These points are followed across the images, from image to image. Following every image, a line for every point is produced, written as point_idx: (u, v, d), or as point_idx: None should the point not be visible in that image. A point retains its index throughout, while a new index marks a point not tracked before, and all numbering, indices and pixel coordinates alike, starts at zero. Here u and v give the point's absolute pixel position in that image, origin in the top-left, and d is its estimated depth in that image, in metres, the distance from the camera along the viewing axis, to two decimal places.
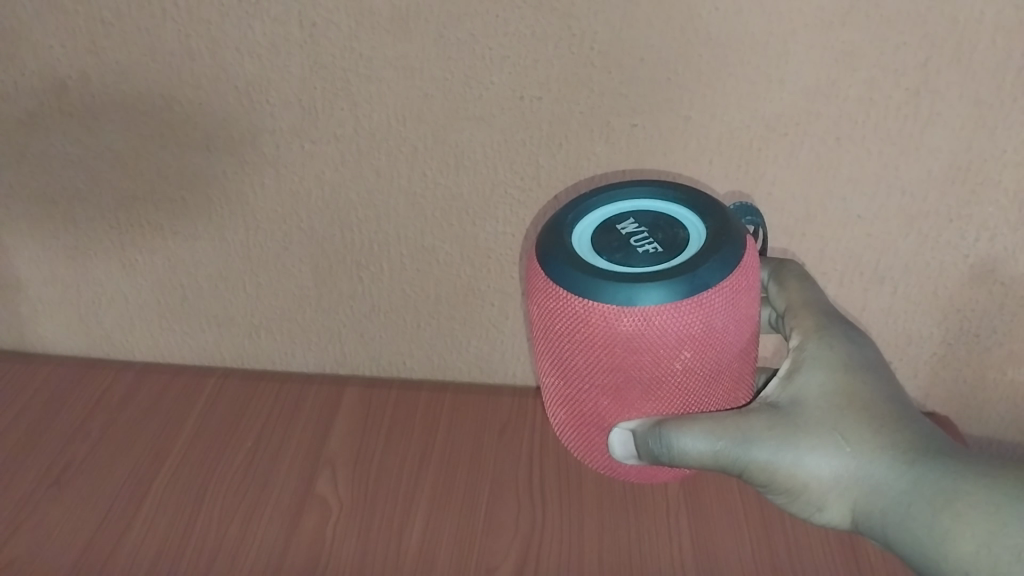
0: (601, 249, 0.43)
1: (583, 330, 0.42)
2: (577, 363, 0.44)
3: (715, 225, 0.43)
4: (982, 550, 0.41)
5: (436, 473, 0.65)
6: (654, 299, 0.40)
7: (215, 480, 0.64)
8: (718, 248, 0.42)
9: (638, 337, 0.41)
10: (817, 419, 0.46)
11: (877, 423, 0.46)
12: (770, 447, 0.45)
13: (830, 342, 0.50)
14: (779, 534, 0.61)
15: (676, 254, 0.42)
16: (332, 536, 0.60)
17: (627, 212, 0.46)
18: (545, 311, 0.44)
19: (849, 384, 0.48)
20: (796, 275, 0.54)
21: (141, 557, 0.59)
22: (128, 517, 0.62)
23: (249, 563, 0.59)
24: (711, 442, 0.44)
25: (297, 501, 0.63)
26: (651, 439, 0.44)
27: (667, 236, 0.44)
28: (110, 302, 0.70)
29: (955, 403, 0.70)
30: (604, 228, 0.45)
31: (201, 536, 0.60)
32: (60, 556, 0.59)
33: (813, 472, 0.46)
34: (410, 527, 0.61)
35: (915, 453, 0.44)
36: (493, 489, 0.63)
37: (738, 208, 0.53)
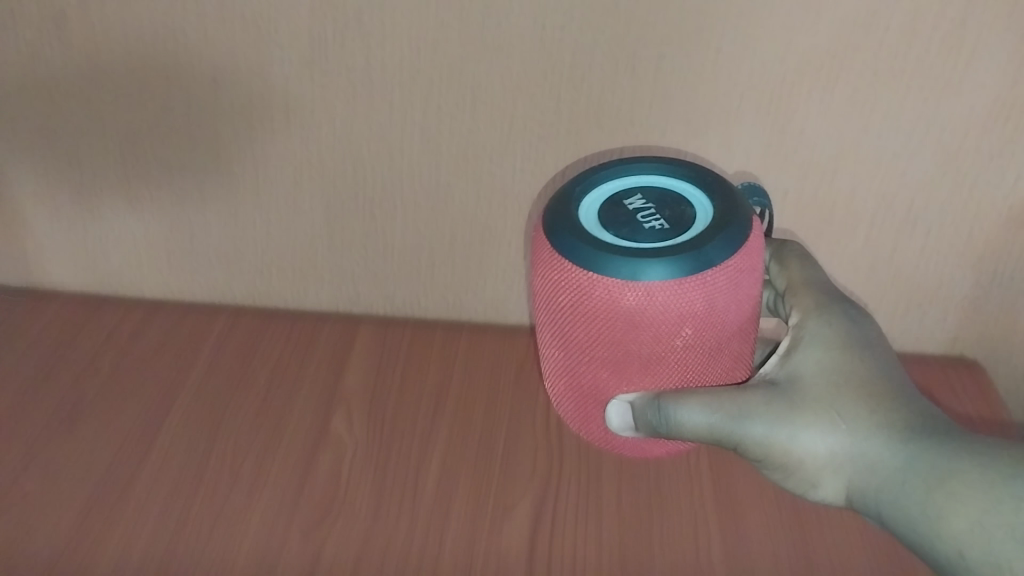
0: (608, 225, 0.45)
1: (587, 303, 0.45)
2: (576, 335, 0.48)
3: (718, 205, 0.46)
4: (975, 529, 0.40)
5: (450, 413, 0.64)
6: (658, 275, 0.42)
7: (228, 415, 0.63)
8: (725, 229, 0.44)
9: (640, 312, 0.44)
10: (814, 397, 0.46)
11: (876, 401, 0.46)
12: (766, 422, 0.46)
13: (831, 320, 0.50)
14: None
15: (681, 230, 0.45)
16: (348, 474, 0.60)
17: (633, 185, 0.48)
18: (548, 285, 0.47)
19: (849, 365, 0.47)
20: (797, 256, 0.55)
21: (157, 491, 0.58)
22: (142, 451, 0.60)
23: (266, 500, 0.58)
24: (707, 415, 0.46)
25: (312, 439, 0.62)
26: (650, 410, 0.47)
27: (673, 213, 0.46)
28: (118, 237, 0.68)
29: (985, 347, 0.68)
30: (612, 202, 0.47)
31: (216, 472, 0.60)
32: (74, 490, 0.58)
33: (806, 448, 0.46)
34: (427, 466, 0.60)
35: (912, 434, 0.44)
36: (510, 429, 0.63)
37: (747, 188, 0.57)
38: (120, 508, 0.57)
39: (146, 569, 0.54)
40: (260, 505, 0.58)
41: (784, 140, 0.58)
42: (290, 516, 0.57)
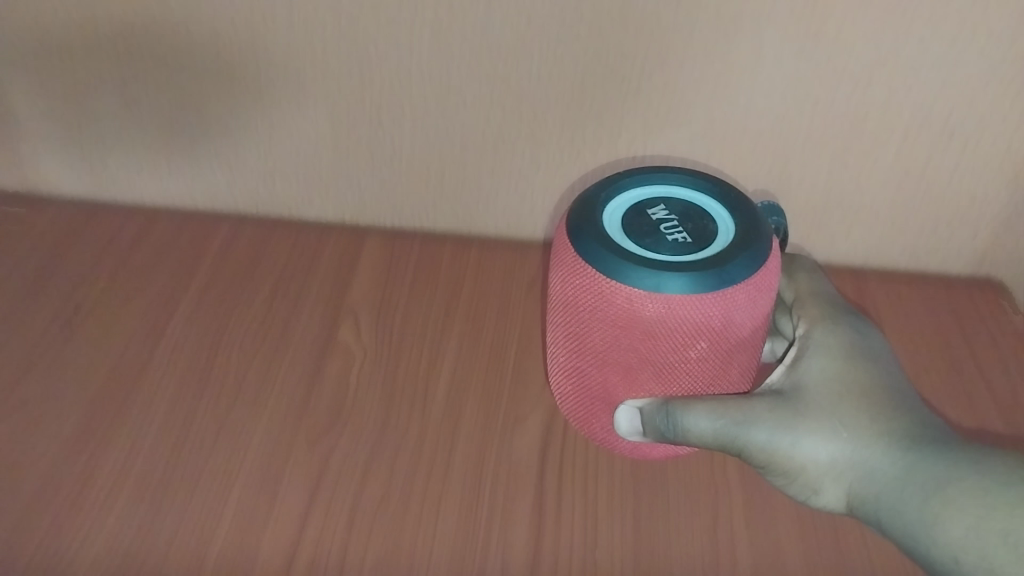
0: (633, 234, 0.44)
1: (605, 309, 0.43)
2: (592, 339, 0.46)
3: (739, 220, 0.44)
4: (969, 535, 0.39)
5: (460, 325, 0.62)
6: (679, 288, 0.41)
7: (232, 323, 0.62)
8: (743, 246, 0.43)
9: (659, 322, 0.42)
10: (817, 405, 0.45)
11: (880, 410, 0.44)
12: (770, 428, 0.44)
13: (836, 329, 0.49)
14: None
15: (703, 243, 0.43)
16: (355, 383, 0.58)
17: (657, 195, 0.46)
18: (570, 291, 0.45)
19: (853, 373, 0.46)
20: (804, 271, 0.53)
21: (159, 399, 0.57)
22: (145, 357, 0.59)
23: (270, 408, 0.57)
24: (713, 421, 0.44)
25: (319, 348, 0.60)
26: (658, 416, 0.45)
27: (697, 227, 0.44)
28: (114, 141, 0.66)
29: (1015, 268, 0.65)
30: (637, 213, 0.45)
31: (219, 381, 0.58)
32: (75, 396, 0.57)
33: (806, 455, 0.44)
34: (436, 378, 0.59)
35: (915, 443, 0.43)
36: (521, 344, 0.61)
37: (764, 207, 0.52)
38: (122, 415, 0.56)
39: (151, 478, 0.53)
40: (265, 416, 0.56)
41: (818, 45, 0.54)
42: (294, 426, 0.56)
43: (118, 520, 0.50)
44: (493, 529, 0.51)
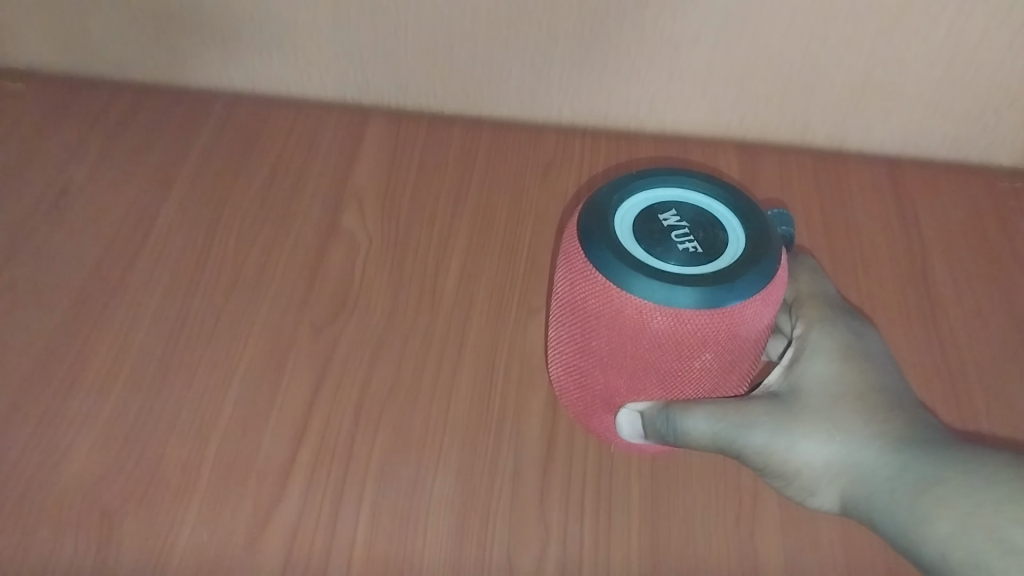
0: (641, 241, 0.38)
1: (613, 316, 0.37)
2: (590, 342, 0.40)
3: (756, 229, 0.38)
4: (956, 533, 0.34)
5: (470, 211, 0.59)
6: (688, 303, 0.36)
7: (231, 205, 0.59)
8: (758, 262, 0.37)
9: (669, 334, 0.37)
10: (812, 405, 0.39)
11: (882, 407, 0.39)
12: (766, 431, 0.39)
13: (837, 328, 0.43)
14: (850, 292, 0.54)
15: (717, 256, 0.37)
16: (361, 269, 0.55)
17: (666, 195, 0.40)
18: (571, 287, 0.40)
19: (853, 370, 0.40)
20: (806, 270, 0.47)
21: (155, 283, 0.54)
22: (140, 238, 0.56)
23: (272, 292, 0.54)
24: (713, 423, 0.39)
25: (322, 231, 0.57)
26: (660, 418, 0.40)
27: (712, 239, 0.38)
28: (96, 10, 0.61)
29: None
30: (644, 216, 0.39)
31: (217, 264, 0.55)
32: (67, 278, 0.54)
33: (799, 457, 0.39)
34: (446, 265, 0.56)
35: (917, 442, 0.37)
36: (536, 230, 0.58)
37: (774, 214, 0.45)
38: (115, 300, 0.53)
39: (147, 366, 0.50)
40: (265, 303, 0.54)
41: None
42: (297, 314, 0.53)
43: (114, 411, 0.49)
44: (504, 428, 0.49)
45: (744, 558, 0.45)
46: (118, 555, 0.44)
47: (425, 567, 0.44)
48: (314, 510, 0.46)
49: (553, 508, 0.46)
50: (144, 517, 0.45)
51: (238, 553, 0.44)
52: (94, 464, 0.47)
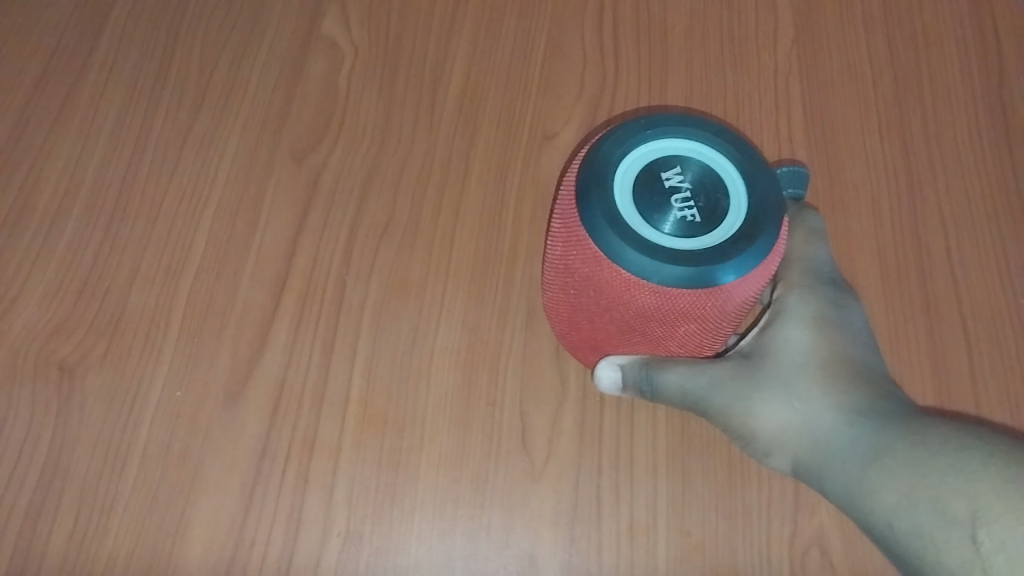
0: (633, 202, 0.31)
1: (597, 284, 0.32)
2: (575, 301, 0.35)
3: (764, 197, 0.32)
4: (903, 504, 0.28)
5: (474, 13, 0.50)
6: (675, 280, 0.30)
7: (194, 6, 0.50)
8: (759, 239, 0.31)
9: (655, 308, 0.31)
10: (774, 369, 0.33)
11: (856, 375, 0.33)
12: (731, 391, 0.34)
13: (817, 292, 0.35)
14: (913, 114, 0.47)
15: (715, 229, 0.31)
16: (347, 84, 0.48)
17: (668, 141, 0.33)
18: (560, 242, 0.34)
19: (834, 331, 0.34)
20: (809, 229, 0.38)
21: (107, 103, 0.47)
22: (87, 46, 0.48)
23: (244, 112, 0.47)
24: (673, 380, 0.35)
25: (302, 38, 0.49)
26: (631, 371, 0.36)
27: (712, 203, 0.32)
28: None
29: None
30: (640, 168, 0.32)
31: (180, 80, 0.47)
32: (4, 95, 0.46)
33: (758, 420, 0.33)
34: (447, 79, 0.48)
35: (882, 412, 0.31)
36: (551, 36, 0.50)
37: (785, 172, 0.39)
38: (62, 123, 0.46)
39: (104, 197, 0.44)
40: (237, 125, 0.46)
41: None
42: (273, 139, 0.46)
43: (69, 249, 0.43)
44: (516, 268, 0.43)
45: None
46: (82, 415, 0.39)
47: (428, 428, 0.39)
48: (302, 362, 0.40)
49: (570, 358, 0.41)
50: (110, 370, 0.40)
51: (216, 411, 0.39)
52: (51, 310, 0.41)
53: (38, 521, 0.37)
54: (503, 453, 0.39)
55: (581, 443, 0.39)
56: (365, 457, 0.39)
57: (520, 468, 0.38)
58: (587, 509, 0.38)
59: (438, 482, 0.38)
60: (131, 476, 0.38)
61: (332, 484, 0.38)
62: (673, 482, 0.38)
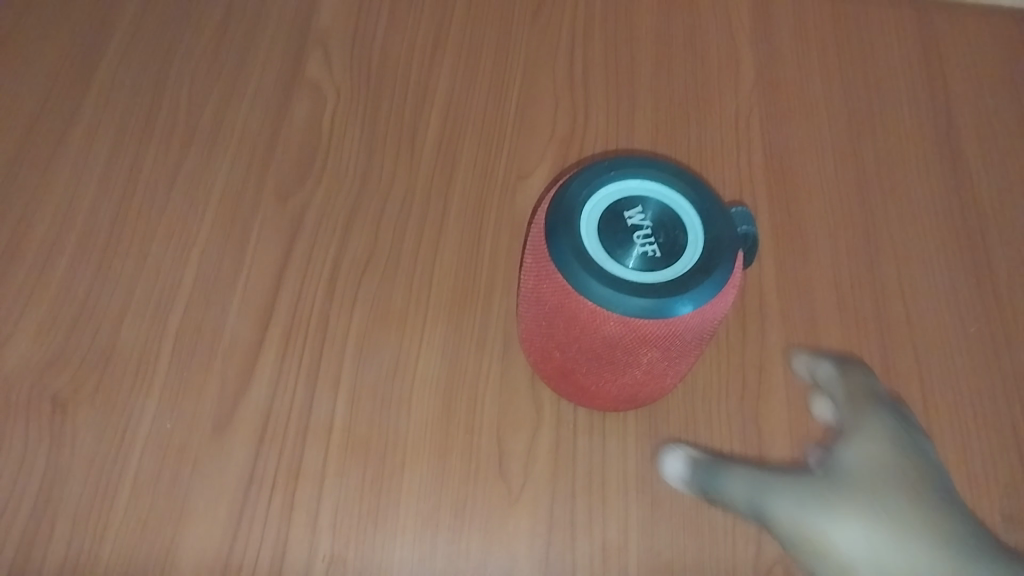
0: (598, 239, 0.34)
1: (566, 314, 0.35)
2: (547, 332, 0.37)
3: (718, 234, 0.34)
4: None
5: (450, 57, 0.53)
6: (637, 310, 0.32)
7: (182, 51, 0.52)
8: (715, 273, 0.33)
9: (620, 336, 0.34)
10: (851, 494, 0.37)
11: (925, 503, 0.37)
12: (802, 511, 0.37)
13: (885, 429, 0.39)
14: (868, 153, 0.50)
15: (673, 264, 0.33)
16: (329, 126, 0.50)
17: (630, 182, 0.35)
18: (532, 276, 0.36)
19: (903, 452, 0.38)
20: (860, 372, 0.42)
21: (97, 145, 0.48)
22: (77, 91, 0.50)
23: (230, 154, 0.49)
24: (744, 496, 0.38)
25: (285, 82, 0.51)
26: (702, 484, 0.40)
27: (671, 239, 0.34)
28: None
29: None
30: (604, 207, 0.34)
31: (167, 123, 0.49)
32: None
33: (832, 543, 0.36)
34: (424, 121, 0.50)
35: (958, 554, 0.36)
36: (525, 78, 0.52)
37: (736, 211, 0.36)
38: (54, 165, 0.47)
39: (95, 237, 0.46)
40: (224, 165, 0.48)
41: None
42: (259, 179, 0.48)
43: (61, 286, 0.44)
44: (493, 300, 0.45)
45: (748, 428, 0.41)
46: (74, 446, 0.40)
47: (409, 455, 0.41)
48: (287, 392, 0.42)
49: (544, 387, 0.43)
50: (101, 402, 0.41)
51: (205, 441, 0.41)
52: (43, 345, 0.42)
53: (32, 549, 0.38)
54: (481, 478, 0.40)
55: (555, 468, 0.41)
56: (348, 484, 0.40)
57: (498, 493, 0.40)
58: (562, 533, 0.39)
59: (419, 507, 0.40)
60: (122, 504, 0.39)
61: (317, 510, 0.40)
62: (643, 503, 0.40)
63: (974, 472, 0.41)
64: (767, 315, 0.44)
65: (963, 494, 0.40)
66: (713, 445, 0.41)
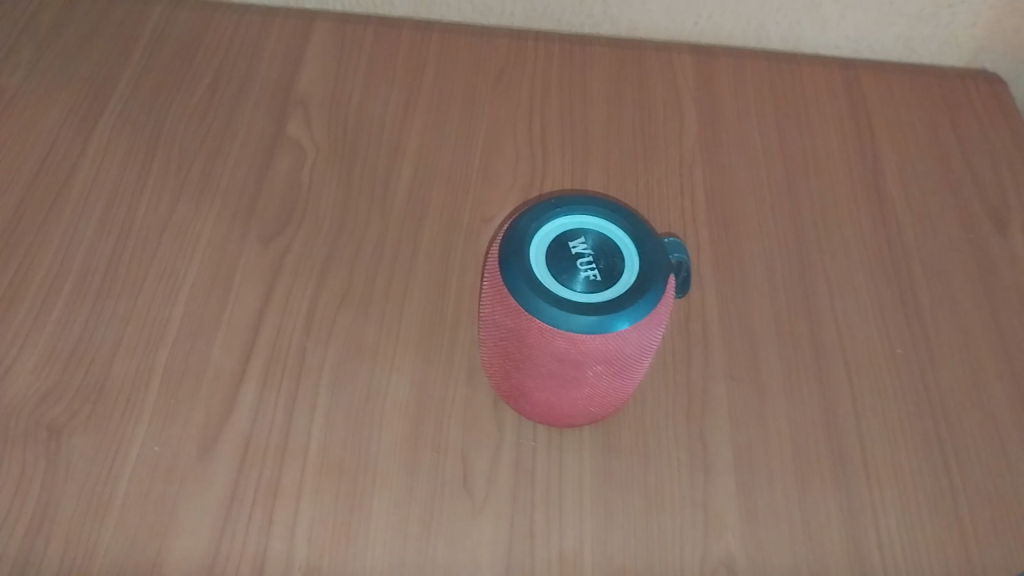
0: (546, 266, 0.37)
1: (520, 332, 0.38)
2: (505, 353, 0.41)
3: (652, 259, 0.38)
4: None
5: (421, 115, 0.57)
6: (580, 327, 0.36)
7: (173, 114, 0.56)
8: (649, 292, 0.37)
9: (567, 351, 0.38)
10: None
11: None
12: None
13: None
14: (803, 196, 0.54)
15: (613, 286, 0.37)
16: (308, 179, 0.54)
17: (575, 217, 0.39)
18: (490, 301, 0.40)
19: None
20: None
21: (94, 197, 0.52)
22: (76, 149, 0.54)
23: (217, 204, 0.53)
24: None
25: (269, 140, 0.56)
26: None
27: (611, 265, 0.38)
28: None
29: (1012, 54, 0.61)
30: (552, 239, 0.38)
31: (159, 178, 0.54)
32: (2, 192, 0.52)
33: None
34: (396, 173, 0.55)
35: None
36: (488, 134, 0.57)
37: (669, 241, 0.40)
38: (55, 216, 0.51)
39: (90, 280, 0.49)
40: (210, 215, 0.52)
41: None
42: (243, 227, 0.52)
43: (58, 325, 0.47)
44: (459, 332, 0.49)
45: (693, 444, 0.45)
46: (68, 468, 0.43)
47: (381, 473, 0.44)
48: (267, 417, 0.45)
49: (506, 408, 0.46)
50: (94, 429, 0.44)
51: (190, 464, 0.44)
52: (40, 377, 0.46)
53: (26, 565, 0.40)
54: (448, 493, 0.43)
55: (516, 482, 0.44)
56: (323, 499, 0.43)
57: (463, 506, 0.43)
58: (523, 541, 0.42)
59: (391, 520, 0.42)
60: (113, 521, 0.42)
61: (293, 524, 0.42)
62: (598, 514, 0.43)
63: (902, 479, 0.44)
64: (710, 342, 0.48)
65: (894, 505, 0.43)
66: (662, 461, 0.44)
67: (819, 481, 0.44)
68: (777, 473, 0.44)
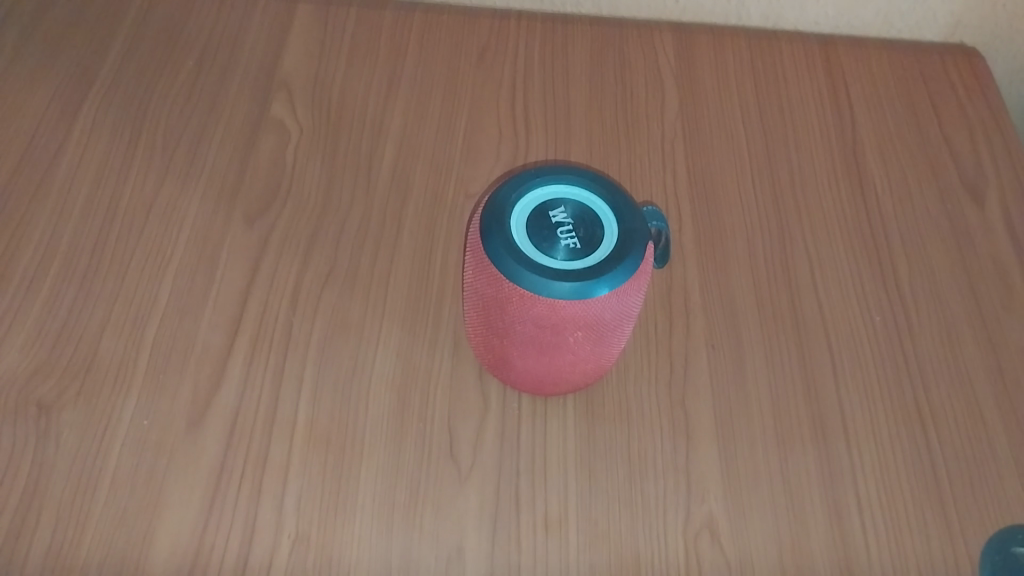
0: (526, 235, 0.38)
1: (502, 300, 0.39)
2: (487, 321, 0.41)
3: (630, 227, 0.39)
4: None
5: (404, 95, 0.58)
6: (560, 293, 0.37)
7: (157, 97, 0.57)
8: (628, 259, 0.38)
9: (548, 317, 0.38)
10: None
11: None
12: None
13: None
14: (782, 169, 0.55)
15: (592, 253, 0.38)
16: (293, 159, 0.55)
17: (554, 187, 0.40)
18: (472, 270, 0.40)
19: None
20: None
21: (80, 180, 0.53)
22: (61, 133, 0.54)
23: (203, 184, 0.53)
24: None
25: (253, 121, 0.56)
26: None
27: (590, 233, 0.38)
28: None
29: (985, 27, 0.62)
30: (532, 208, 0.39)
31: (144, 160, 0.54)
32: None
33: None
34: (380, 151, 0.55)
35: None
36: (471, 112, 0.57)
37: (646, 210, 0.41)
38: (41, 199, 0.52)
39: (77, 261, 0.50)
40: (196, 196, 0.53)
41: None
42: (229, 207, 0.52)
43: (45, 305, 0.48)
44: (444, 306, 0.49)
45: (675, 411, 0.45)
46: (57, 443, 0.43)
47: (367, 445, 0.44)
48: (254, 392, 0.46)
49: (491, 379, 0.47)
50: (83, 406, 0.45)
51: (179, 438, 0.44)
52: (28, 356, 0.46)
53: (18, 538, 0.41)
54: (434, 462, 0.44)
55: (501, 452, 0.44)
56: (310, 471, 0.43)
57: (449, 474, 0.44)
58: (508, 508, 0.43)
59: (379, 489, 0.43)
60: (103, 496, 0.42)
61: (282, 495, 0.43)
62: (582, 480, 0.44)
63: (881, 442, 0.45)
64: (691, 313, 0.49)
65: (873, 467, 0.44)
66: (645, 428, 0.45)
67: (800, 445, 0.45)
68: (759, 439, 0.45)
